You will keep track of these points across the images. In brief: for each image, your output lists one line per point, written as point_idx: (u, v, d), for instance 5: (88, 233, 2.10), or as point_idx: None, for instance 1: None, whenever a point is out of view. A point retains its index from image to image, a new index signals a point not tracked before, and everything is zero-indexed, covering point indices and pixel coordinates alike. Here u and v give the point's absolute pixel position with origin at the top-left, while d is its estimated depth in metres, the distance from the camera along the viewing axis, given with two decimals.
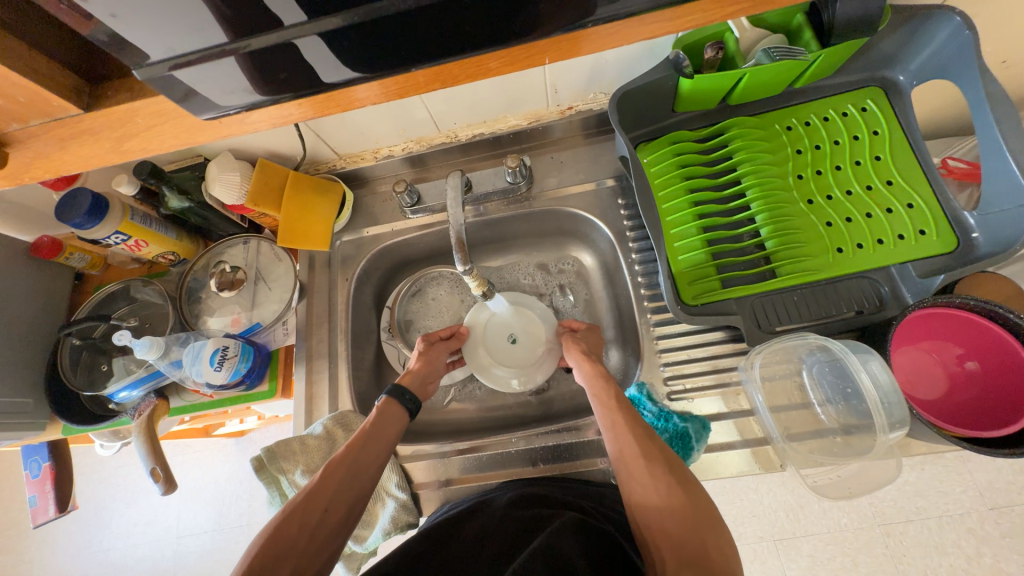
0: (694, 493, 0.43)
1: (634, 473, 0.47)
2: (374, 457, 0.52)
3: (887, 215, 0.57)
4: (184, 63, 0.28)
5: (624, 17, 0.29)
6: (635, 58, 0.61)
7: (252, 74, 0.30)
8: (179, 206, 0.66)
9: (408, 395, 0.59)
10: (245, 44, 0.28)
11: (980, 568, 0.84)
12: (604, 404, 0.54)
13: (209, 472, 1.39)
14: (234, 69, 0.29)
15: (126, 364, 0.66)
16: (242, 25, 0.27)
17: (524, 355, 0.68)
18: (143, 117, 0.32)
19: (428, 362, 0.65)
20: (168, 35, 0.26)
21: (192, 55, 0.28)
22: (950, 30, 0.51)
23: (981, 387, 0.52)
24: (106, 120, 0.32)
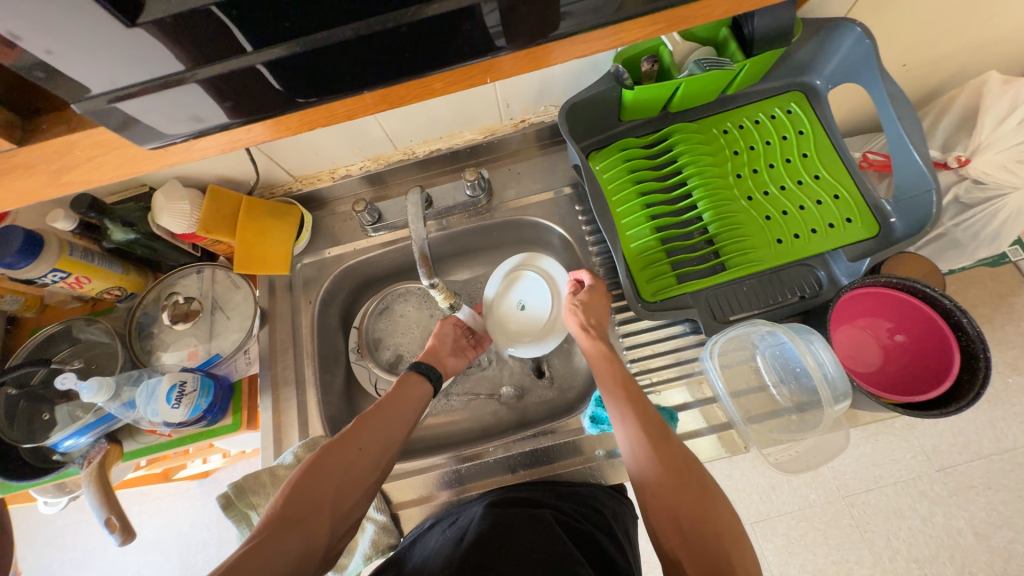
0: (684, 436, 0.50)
1: (639, 452, 0.48)
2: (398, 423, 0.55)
3: (818, 206, 0.62)
4: (125, 95, 0.28)
5: (561, 37, 0.31)
6: (580, 71, 0.64)
7: (197, 102, 0.29)
8: (124, 237, 0.63)
9: (429, 369, 0.62)
10: (192, 74, 0.28)
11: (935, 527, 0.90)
12: (609, 384, 0.54)
13: (172, 520, 1.30)
14: (179, 98, 0.29)
15: (71, 410, 0.62)
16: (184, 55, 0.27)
17: (535, 323, 0.70)
18: (81, 150, 0.31)
19: (440, 339, 0.69)
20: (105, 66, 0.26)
21: (132, 87, 0.27)
22: (853, 40, 0.58)
23: (910, 357, 0.58)
24: (41, 155, 0.31)
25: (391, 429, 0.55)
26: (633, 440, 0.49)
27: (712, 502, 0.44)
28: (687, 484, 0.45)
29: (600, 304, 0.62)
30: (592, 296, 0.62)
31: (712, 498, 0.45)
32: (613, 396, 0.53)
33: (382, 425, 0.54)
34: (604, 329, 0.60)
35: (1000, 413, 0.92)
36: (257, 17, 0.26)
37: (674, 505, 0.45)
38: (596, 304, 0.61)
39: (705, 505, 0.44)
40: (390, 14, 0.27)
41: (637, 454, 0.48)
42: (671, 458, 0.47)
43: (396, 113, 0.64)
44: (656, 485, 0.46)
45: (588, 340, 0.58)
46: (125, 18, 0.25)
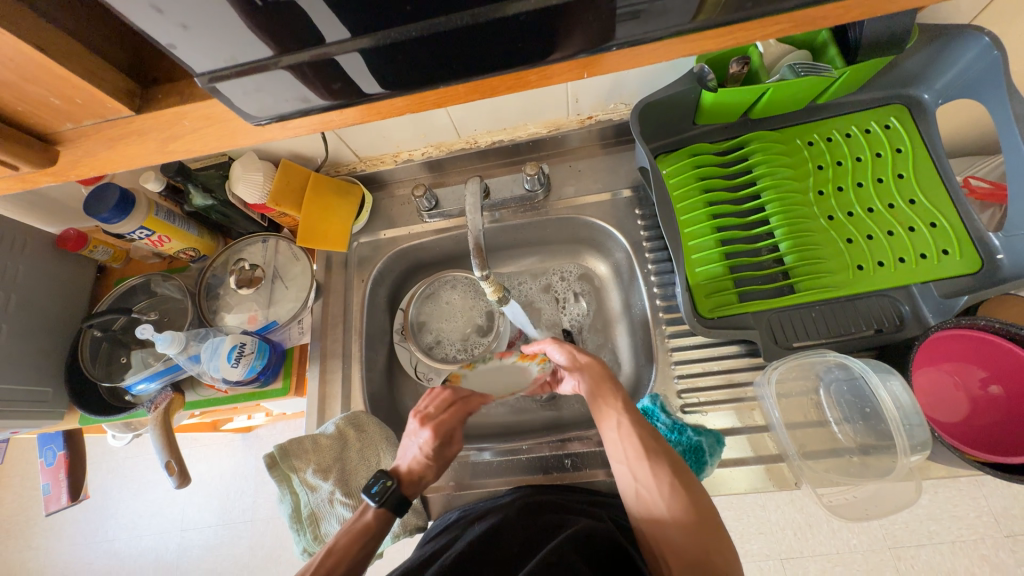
0: (698, 500, 0.47)
1: (659, 533, 0.47)
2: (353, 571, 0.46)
3: (909, 234, 0.57)
4: (223, 77, 0.29)
5: (661, 37, 0.29)
6: (657, 70, 0.61)
7: (291, 84, 0.30)
8: (203, 202, 0.68)
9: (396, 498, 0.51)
10: (289, 58, 0.28)
11: None
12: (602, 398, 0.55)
13: (216, 466, 1.40)
14: (276, 80, 0.29)
15: (144, 357, 0.67)
16: (287, 38, 0.27)
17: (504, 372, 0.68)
18: (187, 121, 0.33)
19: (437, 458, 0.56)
20: (219, 47, 0.27)
21: (240, 65, 0.28)
22: (978, 50, 0.51)
23: (1005, 414, 0.51)
24: (154, 123, 0.33)
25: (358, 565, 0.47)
26: (625, 450, 0.51)
27: (694, 496, 0.47)
28: (673, 485, 0.47)
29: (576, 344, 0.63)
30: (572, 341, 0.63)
31: (697, 499, 0.47)
32: (602, 405, 0.54)
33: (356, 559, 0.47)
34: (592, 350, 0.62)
35: None
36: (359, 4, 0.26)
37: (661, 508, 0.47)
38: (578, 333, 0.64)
39: (690, 505, 0.46)
40: (491, 7, 0.26)
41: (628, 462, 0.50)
42: (656, 456, 0.49)
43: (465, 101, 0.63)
44: (649, 490, 0.48)
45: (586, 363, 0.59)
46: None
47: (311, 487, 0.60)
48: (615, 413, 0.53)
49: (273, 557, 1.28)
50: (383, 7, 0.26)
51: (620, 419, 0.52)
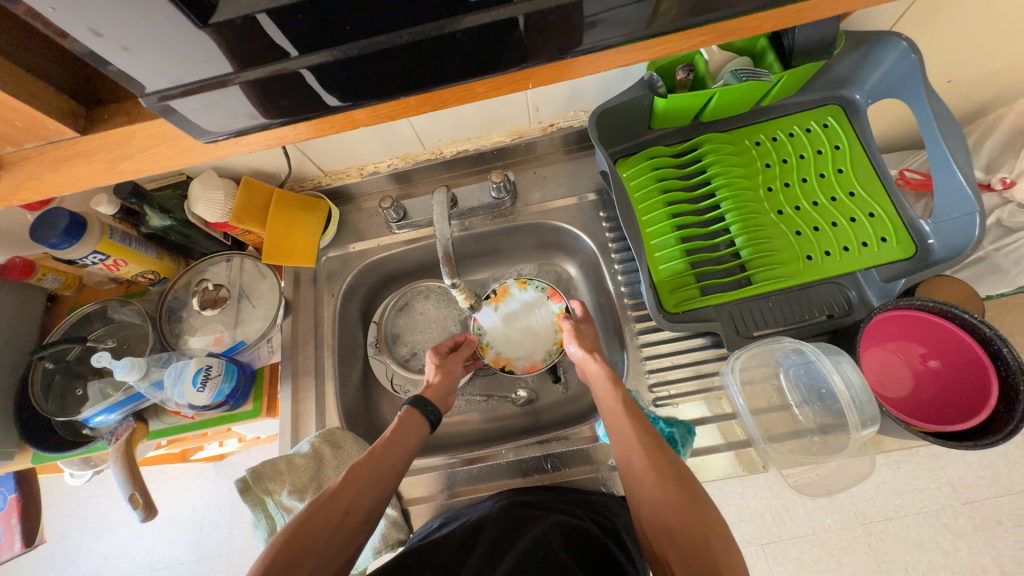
0: (706, 507, 0.45)
1: (663, 537, 0.44)
2: (394, 464, 0.52)
3: (851, 224, 0.61)
4: (171, 95, 0.29)
5: (603, 47, 0.31)
6: (612, 78, 0.64)
7: (242, 101, 0.30)
8: (161, 223, 0.66)
9: (430, 406, 0.59)
10: (242, 75, 0.29)
11: (958, 562, 0.87)
12: (610, 406, 0.54)
13: (187, 499, 1.34)
14: (226, 98, 0.30)
15: (102, 388, 0.65)
16: (234, 57, 0.28)
17: (520, 339, 0.72)
18: (136, 140, 0.32)
19: (447, 375, 0.65)
20: (167, 67, 0.27)
21: (192, 84, 0.28)
22: (897, 54, 0.56)
23: (944, 385, 0.55)
24: (101, 143, 0.32)
25: (384, 473, 0.51)
26: (631, 456, 0.50)
27: (701, 505, 0.45)
28: (676, 493, 0.45)
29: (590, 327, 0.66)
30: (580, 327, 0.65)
31: (704, 507, 0.44)
32: (610, 403, 0.55)
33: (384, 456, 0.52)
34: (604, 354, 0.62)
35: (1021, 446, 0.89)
36: (305, 22, 0.27)
37: (665, 514, 0.45)
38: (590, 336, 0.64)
39: (697, 512, 0.44)
40: (436, 24, 0.28)
41: (633, 467, 0.49)
42: (663, 466, 0.47)
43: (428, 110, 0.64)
44: (653, 496, 0.47)
45: (592, 361, 0.59)
46: (197, 19, 0.25)
47: (287, 510, 0.58)
48: (622, 415, 0.53)
49: None
50: (331, 24, 0.27)
51: (627, 424, 0.52)
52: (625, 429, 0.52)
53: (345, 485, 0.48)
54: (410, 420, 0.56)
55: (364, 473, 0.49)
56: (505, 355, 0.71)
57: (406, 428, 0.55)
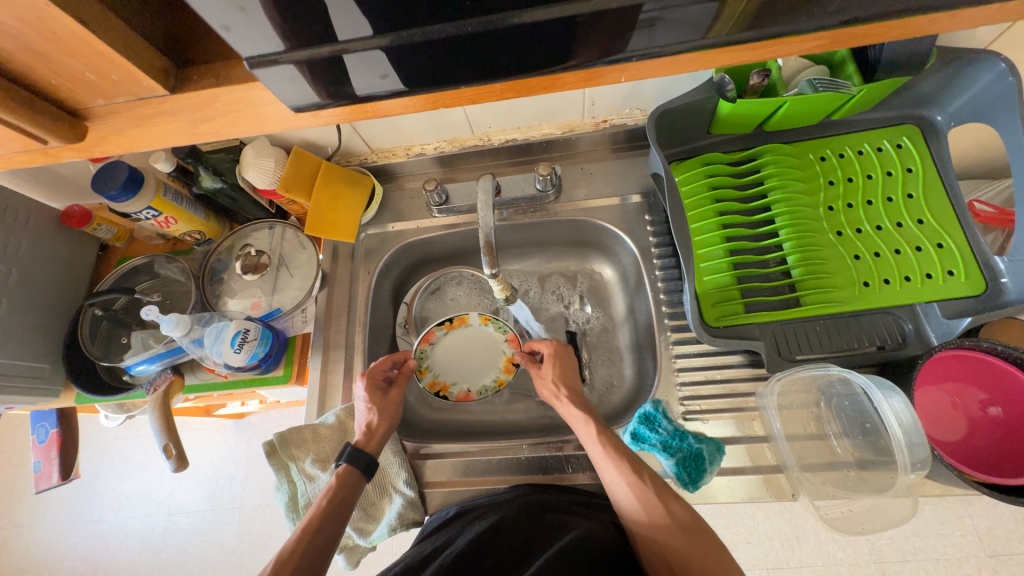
0: (691, 524, 0.47)
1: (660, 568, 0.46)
2: (330, 533, 0.50)
3: (916, 253, 0.57)
4: (261, 62, 0.26)
5: (698, 46, 0.29)
6: (675, 77, 0.62)
7: (301, 81, 0.28)
8: (212, 185, 0.67)
9: (363, 458, 0.56)
10: (329, 48, 0.26)
11: None
12: (590, 443, 0.55)
13: (206, 452, 1.40)
14: (281, 78, 0.27)
15: (144, 338, 0.67)
16: (300, 33, 0.25)
17: (459, 368, 0.72)
18: (223, 103, 0.29)
19: (385, 413, 0.61)
20: (255, 45, 0.26)
21: (280, 55, 0.26)
22: (993, 75, 0.52)
23: (1004, 436, 0.51)
24: (159, 109, 0.30)
25: (322, 547, 0.49)
26: (618, 492, 0.51)
27: (687, 522, 0.47)
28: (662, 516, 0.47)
29: (567, 356, 0.65)
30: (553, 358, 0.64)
31: (693, 526, 0.47)
32: (591, 446, 0.54)
33: (331, 515, 0.51)
34: (574, 387, 0.61)
35: None
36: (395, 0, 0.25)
37: (654, 539, 0.47)
38: (561, 366, 0.63)
39: (685, 530, 0.46)
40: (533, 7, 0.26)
41: (623, 502, 0.50)
42: (644, 496, 0.49)
43: None
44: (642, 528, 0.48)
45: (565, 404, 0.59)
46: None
47: (309, 477, 0.60)
48: (603, 455, 0.53)
49: (260, 545, 1.28)
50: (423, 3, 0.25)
51: (609, 463, 0.52)
52: (605, 468, 0.52)
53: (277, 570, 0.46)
54: (350, 475, 0.55)
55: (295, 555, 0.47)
56: (441, 380, 0.71)
57: (342, 492, 0.53)
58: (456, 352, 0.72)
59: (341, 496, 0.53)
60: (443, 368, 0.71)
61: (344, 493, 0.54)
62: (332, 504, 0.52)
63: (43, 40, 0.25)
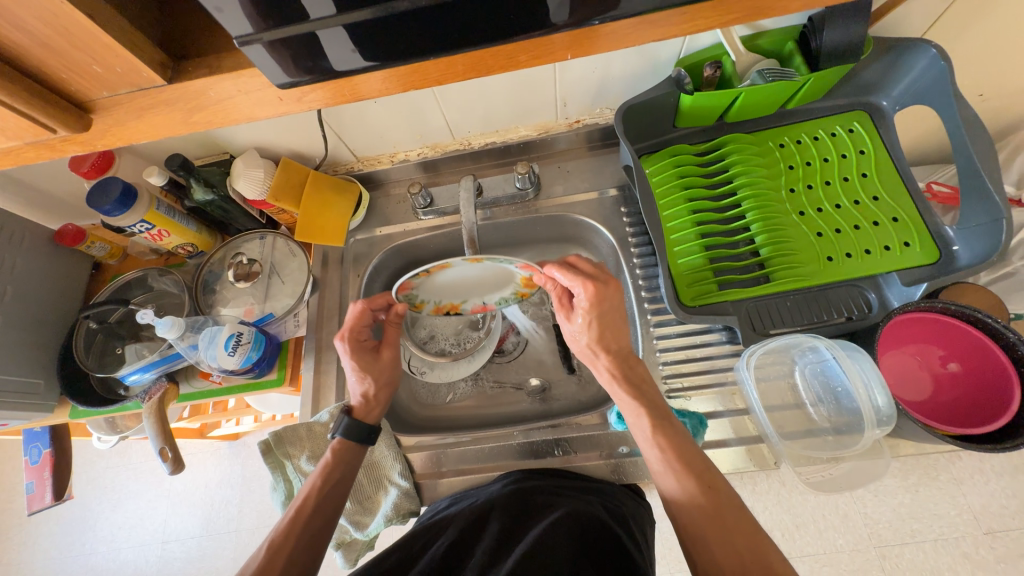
0: (742, 523, 0.44)
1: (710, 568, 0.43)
2: (330, 506, 0.54)
3: (873, 227, 0.61)
4: (250, 41, 0.29)
5: (638, 14, 0.31)
6: (639, 75, 0.66)
7: (276, 60, 0.30)
8: (204, 197, 0.69)
9: (361, 433, 0.59)
10: (302, 25, 0.29)
11: None
12: (643, 431, 0.53)
13: (201, 475, 1.38)
14: (256, 57, 0.30)
15: (138, 349, 0.69)
16: (274, 15, 0.28)
17: (463, 291, 0.67)
18: (214, 93, 0.32)
19: (378, 376, 0.63)
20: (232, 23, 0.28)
21: (259, 35, 0.28)
22: (927, 60, 0.57)
23: (965, 389, 0.54)
24: (152, 102, 0.33)
25: (323, 526, 0.53)
26: (672, 497, 0.49)
27: (739, 523, 0.44)
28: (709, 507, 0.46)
29: (607, 308, 0.56)
30: (598, 303, 0.55)
31: (745, 525, 0.44)
32: (646, 447, 0.52)
33: (327, 494, 0.55)
34: (619, 344, 0.57)
35: None
36: None
37: (712, 551, 0.44)
38: (606, 317, 0.56)
39: (737, 525, 0.44)
40: None
41: (677, 503, 0.48)
42: (704, 506, 0.46)
43: (462, 100, 0.67)
44: (690, 526, 0.46)
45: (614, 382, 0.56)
46: None
47: (304, 475, 0.61)
48: (660, 459, 0.50)
49: None
50: None
51: (668, 471, 0.49)
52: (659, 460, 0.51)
53: (285, 540, 0.51)
54: (345, 450, 0.58)
55: (298, 529, 0.52)
56: (447, 304, 0.69)
57: (338, 468, 0.57)
58: (451, 283, 0.65)
59: (338, 474, 0.56)
60: (443, 296, 0.67)
61: (341, 468, 0.57)
62: (328, 482, 0.55)
63: (51, 37, 0.27)
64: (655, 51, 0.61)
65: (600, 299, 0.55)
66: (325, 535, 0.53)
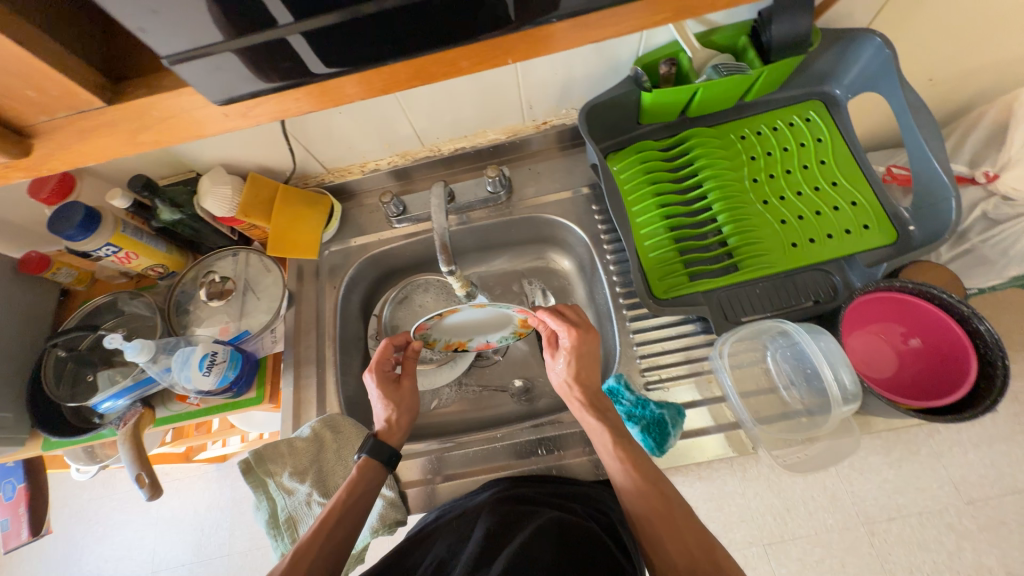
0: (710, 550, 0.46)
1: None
2: (354, 523, 0.54)
3: (834, 212, 0.63)
4: (192, 57, 0.29)
5: (581, 12, 0.32)
6: (600, 75, 0.67)
7: (220, 73, 0.30)
8: (171, 217, 0.68)
9: (385, 447, 0.59)
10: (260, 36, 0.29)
11: (962, 563, 0.85)
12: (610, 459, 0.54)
13: (188, 501, 1.35)
14: (188, 75, 0.30)
15: (111, 375, 0.67)
16: (212, 28, 0.28)
17: (470, 330, 0.70)
18: (160, 111, 0.32)
19: (401, 405, 0.64)
20: (167, 39, 0.28)
21: (205, 48, 0.29)
22: (872, 50, 0.59)
23: (926, 364, 0.56)
24: (95, 122, 0.32)
25: (343, 543, 0.52)
26: (635, 512, 0.50)
27: (704, 547, 0.46)
28: (680, 539, 0.47)
29: (587, 351, 0.60)
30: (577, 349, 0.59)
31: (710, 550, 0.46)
32: (611, 465, 0.53)
33: (350, 507, 0.54)
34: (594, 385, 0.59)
35: None
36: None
37: (670, 555, 0.46)
38: (585, 360, 0.59)
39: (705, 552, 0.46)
40: None
41: (641, 521, 0.49)
42: (659, 509, 0.49)
43: (428, 107, 0.67)
44: (653, 550, 0.47)
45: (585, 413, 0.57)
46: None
47: (287, 492, 0.60)
48: (622, 471, 0.52)
49: None
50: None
51: (631, 491, 0.51)
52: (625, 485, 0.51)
53: (305, 553, 0.50)
54: (370, 468, 0.57)
55: (318, 544, 0.51)
56: (455, 341, 0.72)
57: (362, 485, 0.56)
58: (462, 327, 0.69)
59: (361, 489, 0.56)
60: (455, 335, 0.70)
61: (366, 483, 0.57)
62: (351, 497, 0.55)
63: None
64: (614, 51, 0.62)
65: (581, 344, 0.59)
66: (347, 548, 0.52)
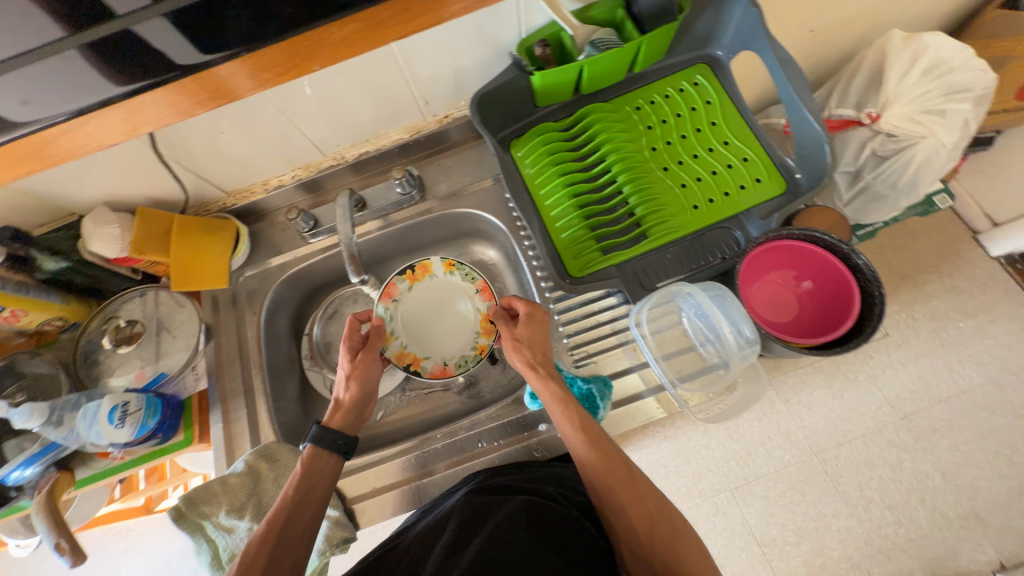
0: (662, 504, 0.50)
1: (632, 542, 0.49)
2: (304, 525, 0.52)
3: (729, 170, 0.65)
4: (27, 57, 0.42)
5: None
6: (489, 62, 0.66)
7: None
8: (55, 266, 0.65)
9: (340, 438, 0.57)
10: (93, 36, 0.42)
11: (905, 473, 0.89)
12: (569, 432, 0.53)
13: (158, 553, 1.28)
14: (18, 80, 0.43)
15: (19, 443, 0.62)
16: None
17: (429, 334, 0.70)
18: None
19: (358, 386, 0.62)
20: None
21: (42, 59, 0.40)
22: (741, 9, 0.61)
23: (818, 303, 0.61)
24: None
25: (293, 544, 0.51)
26: (592, 475, 0.52)
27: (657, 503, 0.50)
28: (636, 497, 0.50)
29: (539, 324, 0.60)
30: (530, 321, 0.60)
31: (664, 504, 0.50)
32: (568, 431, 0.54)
33: (298, 505, 0.53)
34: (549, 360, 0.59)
35: (955, 355, 0.94)
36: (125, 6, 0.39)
37: (628, 513, 0.50)
38: (536, 336, 0.60)
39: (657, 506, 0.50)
40: None
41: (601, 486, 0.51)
42: (620, 480, 0.51)
43: (317, 115, 0.65)
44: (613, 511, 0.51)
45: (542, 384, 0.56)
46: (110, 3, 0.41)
47: (226, 530, 0.58)
48: (582, 441, 0.53)
49: None
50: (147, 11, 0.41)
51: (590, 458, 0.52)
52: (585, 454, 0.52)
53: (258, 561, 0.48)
54: (318, 458, 0.56)
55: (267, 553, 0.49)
56: (411, 355, 0.69)
57: (309, 477, 0.54)
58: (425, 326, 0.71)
59: (305, 488, 0.54)
60: (417, 338, 0.70)
61: (314, 477, 0.55)
62: (298, 491, 0.53)
63: None
64: (496, 37, 0.61)
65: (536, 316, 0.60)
66: (304, 544, 0.52)
